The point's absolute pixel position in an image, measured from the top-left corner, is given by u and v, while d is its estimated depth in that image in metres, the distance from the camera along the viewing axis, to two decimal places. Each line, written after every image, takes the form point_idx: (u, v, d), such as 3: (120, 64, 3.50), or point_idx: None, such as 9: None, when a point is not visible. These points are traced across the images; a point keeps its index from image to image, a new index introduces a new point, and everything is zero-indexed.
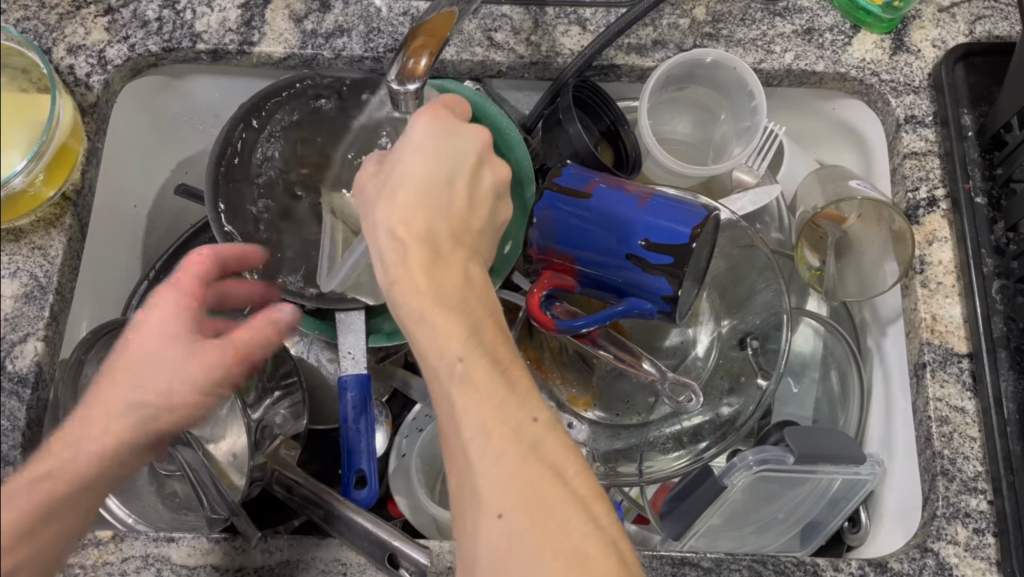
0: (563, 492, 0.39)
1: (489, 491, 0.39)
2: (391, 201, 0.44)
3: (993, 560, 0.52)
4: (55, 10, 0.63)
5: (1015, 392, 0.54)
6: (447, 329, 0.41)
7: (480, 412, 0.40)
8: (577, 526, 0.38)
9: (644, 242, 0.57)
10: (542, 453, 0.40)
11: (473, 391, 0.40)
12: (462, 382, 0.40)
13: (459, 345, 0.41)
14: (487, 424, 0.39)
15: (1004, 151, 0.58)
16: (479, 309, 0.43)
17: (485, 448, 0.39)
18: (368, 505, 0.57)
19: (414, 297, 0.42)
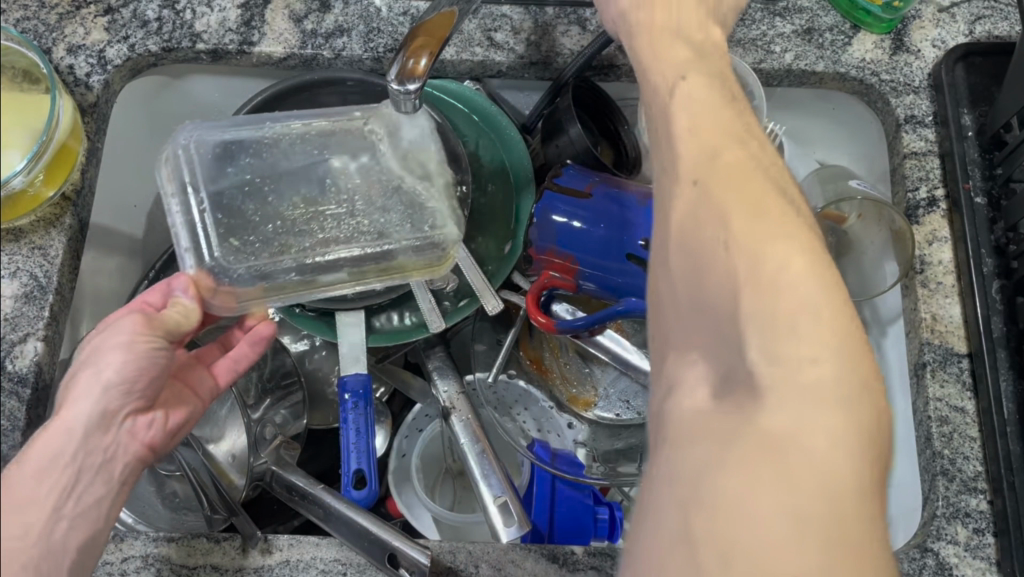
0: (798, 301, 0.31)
1: (715, 290, 0.33)
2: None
3: (993, 560, 0.52)
4: (55, 11, 0.63)
5: (1015, 392, 0.54)
6: (699, 130, 0.37)
7: (716, 220, 0.33)
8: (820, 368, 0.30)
9: (644, 243, 0.59)
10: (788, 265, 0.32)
11: (706, 199, 0.34)
12: (696, 192, 0.35)
13: (708, 150, 0.36)
14: (703, 225, 0.34)
15: (1004, 151, 0.58)
16: (716, 106, 0.38)
17: (709, 252, 0.33)
18: (367, 504, 0.56)
19: (665, 86, 0.40)
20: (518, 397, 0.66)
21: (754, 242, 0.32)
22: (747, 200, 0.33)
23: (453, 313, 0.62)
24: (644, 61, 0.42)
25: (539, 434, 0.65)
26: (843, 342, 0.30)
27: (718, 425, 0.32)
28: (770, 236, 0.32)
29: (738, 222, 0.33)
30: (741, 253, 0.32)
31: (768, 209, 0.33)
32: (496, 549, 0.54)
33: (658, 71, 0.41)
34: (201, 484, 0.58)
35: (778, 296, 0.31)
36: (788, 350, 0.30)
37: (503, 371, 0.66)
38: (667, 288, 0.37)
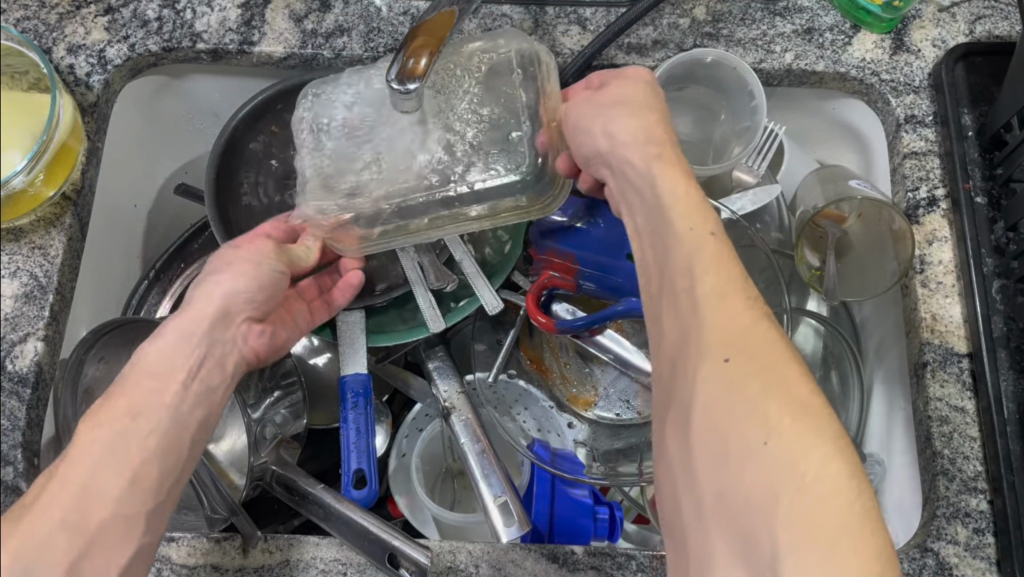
0: (777, 386, 0.37)
1: (745, 473, 0.36)
2: (614, 112, 0.48)
3: (993, 560, 0.52)
4: (55, 10, 0.63)
5: (1015, 392, 0.54)
6: (720, 295, 0.40)
7: (756, 415, 0.37)
8: (797, 434, 0.36)
9: None
10: (766, 365, 0.38)
11: (737, 403, 0.37)
12: (727, 392, 0.37)
13: (732, 314, 0.39)
14: (736, 428, 0.37)
15: (1004, 150, 0.58)
16: (727, 260, 0.41)
17: (743, 440, 0.37)
18: (368, 504, 0.57)
19: (684, 236, 0.42)
20: (518, 397, 0.66)
21: (781, 435, 0.36)
22: (772, 381, 0.38)
23: (453, 313, 0.62)
24: (662, 206, 0.43)
25: (539, 434, 0.65)
26: (839, 460, 0.36)
27: (738, 539, 0.36)
28: (800, 426, 0.36)
29: (771, 418, 0.37)
30: (773, 439, 0.36)
31: (793, 394, 0.37)
32: (496, 549, 0.54)
33: (677, 219, 0.42)
34: (201, 483, 0.57)
35: (799, 461, 0.36)
36: (813, 498, 0.35)
37: (503, 371, 0.66)
38: (681, 441, 0.39)
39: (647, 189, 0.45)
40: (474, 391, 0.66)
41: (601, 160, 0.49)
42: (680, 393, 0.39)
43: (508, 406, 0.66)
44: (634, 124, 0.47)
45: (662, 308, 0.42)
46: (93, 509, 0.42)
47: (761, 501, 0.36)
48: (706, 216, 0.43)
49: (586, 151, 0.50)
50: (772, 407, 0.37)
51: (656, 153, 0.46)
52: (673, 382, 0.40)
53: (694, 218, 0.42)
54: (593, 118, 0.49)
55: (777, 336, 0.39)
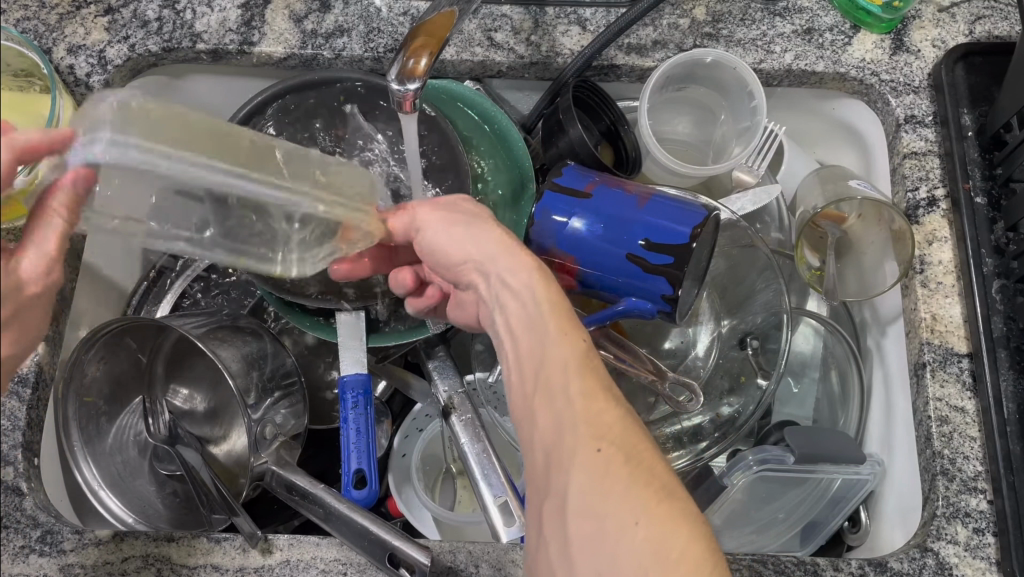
0: (639, 471, 0.40)
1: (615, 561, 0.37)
2: (482, 225, 0.49)
3: (993, 560, 0.52)
4: (55, 11, 0.63)
5: (1015, 392, 0.54)
6: (593, 392, 0.42)
7: (626, 503, 0.38)
8: (658, 511, 0.38)
9: (643, 242, 0.57)
10: (630, 455, 0.40)
11: (606, 492, 0.39)
12: (599, 480, 0.39)
13: (597, 407, 0.41)
14: (608, 517, 0.38)
15: (1004, 150, 0.58)
16: (589, 355, 0.43)
17: (616, 527, 0.38)
18: (368, 504, 0.58)
19: (553, 335, 0.43)
20: None
21: (649, 516, 0.38)
22: (640, 470, 0.40)
23: None
24: (537, 312, 0.45)
25: None
26: (700, 537, 0.38)
27: None
28: (664, 507, 0.38)
29: (639, 502, 0.38)
30: (643, 521, 0.38)
31: (654, 479, 0.40)
32: (496, 549, 0.55)
33: (544, 319, 0.44)
34: (203, 484, 0.57)
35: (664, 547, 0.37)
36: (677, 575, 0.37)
37: (504, 371, 0.65)
38: (558, 531, 0.40)
39: (524, 294, 0.46)
40: (474, 391, 0.66)
41: (473, 267, 0.49)
42: (555, 483, 0.40)
43: (508, 406, 0.66)
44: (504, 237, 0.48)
45: (536, 402, 0.43)
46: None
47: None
48: (570, 318, 0.45)
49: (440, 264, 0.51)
50: (642, 495, 0.39)
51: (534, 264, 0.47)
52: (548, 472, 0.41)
53: (561, 318, 0.44)
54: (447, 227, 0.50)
55: (636, 425, 0.42)
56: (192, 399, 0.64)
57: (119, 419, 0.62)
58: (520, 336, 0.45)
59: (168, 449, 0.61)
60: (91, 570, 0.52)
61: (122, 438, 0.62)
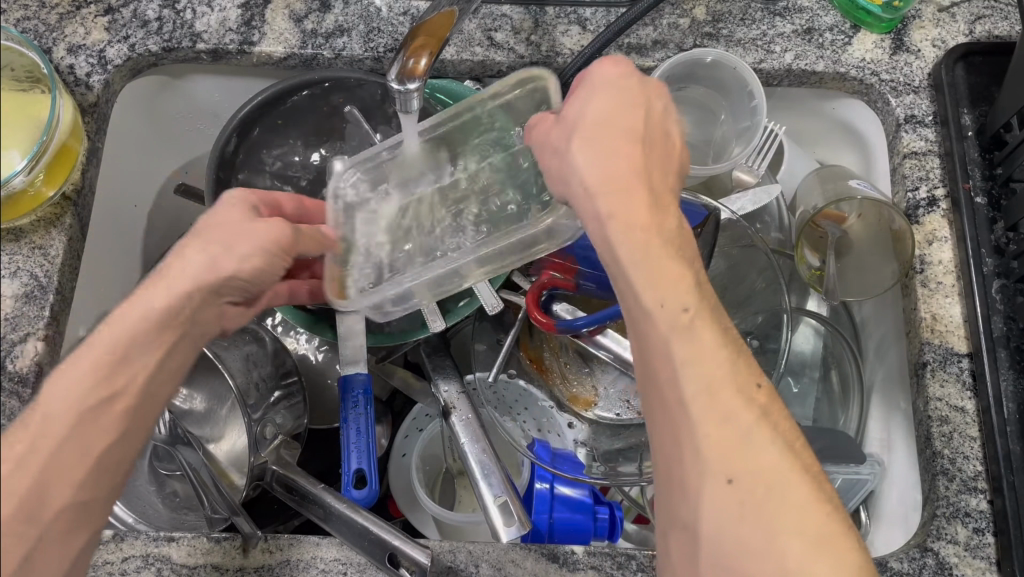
0: (770, 496, 0.35)
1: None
2: (578, 151, 0.42)
3: (993, 560, 0.52)
4: (55, 10, 0.63)
5: (1015, 392, 0.54)
6: (713, 398, 0.37)
7: (760, 536, 0.35)
8: (795, 548, 0.35)
9: None
10: (762, 479, 0.36)
11: (741, 525, 0.36)
12: (730, 511, 0.36)
13: (721, 410, 0.37)
14: (749, 553, 0.35)
15: (1004, 150, 0.58)
16: (708, 340, 0.38)
17: (757, 560, 0.35)
18: (368, 505, 0.57)
19: (661, 319, 0.38)
20: (518, 397, 0.66)
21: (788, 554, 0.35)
22: (773, 494, 0.36)
23: (453, 313, 0.62)
24: (637, 291, 0.39)
25: (539, 434, 0.65)
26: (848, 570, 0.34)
27: None
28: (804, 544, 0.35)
29: (775, 538, 0.35)
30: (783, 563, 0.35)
31: (791, 502, 0.35)
32: (496, 548, 0.54)
33: (650, 299, 0.39)
34: (201, 484, 0.59)
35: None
36: None
37: (503, 371, 0.66)
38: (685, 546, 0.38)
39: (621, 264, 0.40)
40: (474, 391, 0.66)
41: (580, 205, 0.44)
42: (680, 498, 0.38)
43: (509, 406, 0.67)
44: (602, 170, 0.41)
45: (654, 393, 0.40)
46: (56, 488, 0.40)
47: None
48: (679, 283, 0.39)
49: (563, 190, 0.46)
50: (777, 530, 0.35)
51: (629, 220, 0.40)
52: (672, 479, 0.39)
53: (672, 293, 0.38)
54: (564, 157, 0.44)
55: (768, 426, 0.37)
56: (191, 399, 0.64)
57: None
58: (629, 310, 0.41)
59: (168, 449, 0.61)
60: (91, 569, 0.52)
61: None
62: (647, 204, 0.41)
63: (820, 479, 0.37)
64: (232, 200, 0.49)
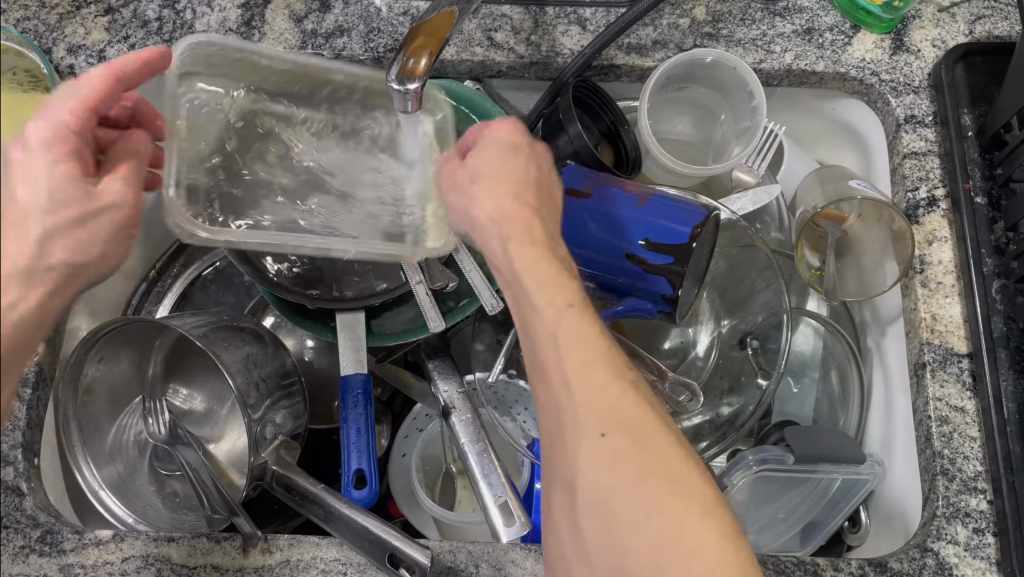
0: (644, 459, 0.39)
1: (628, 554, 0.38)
2: (476, 191, 0.48)
3: (993, 560, 0.52)
4: (55, 11, 0.63)
5: (1015, 392, 0.54)
6: (591, 374, 0.41)
7: (636, 496, 0.39)
8: (670, 506, 0.38)
9: (644, 242, 0.57)
10: (639, 443, 0.40)
11: (618, 491, 0.39)
12: (606, 473, 0.39)
13: (598, 386, 0.41)
14: (617, 509, 0.39)
15: (1004, 151, 0.58)
16: (587, 332, 0.42)
17: (623, 513, 0.39)
18: (368, 504, 0.58)
19: (547, 313, 0.43)
20: (518, 397, 0.64)
21: (662, 510, 0.38)
22: (646, 456, 0.39)
23: (453, 312, 0.62)
24: (526, 287, 0.44)
25: (539, 433, 0.65)
26: (716, 528, 0.38)
27: None
28: (673, 499, 0.38)
29: (648, 498, 0.38)
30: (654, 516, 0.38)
31: (663, 465, 0.39)
32: (496, 549, 0.54)
33: (539, 300, 0.43)
34: (201, 483, 0.58)
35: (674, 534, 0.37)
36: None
37: (503, 371, 0.63)
38: (571, 522, 0.41)
39: (510, 269, 0.45)
40: (474, 391, 0.66)
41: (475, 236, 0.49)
42: (565, 472, 0.41)
43: (508, 405, 0.66)
44: (497, 203, 0.47)
45: (541, 380, 0.43)
46: None
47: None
48: (562, 286, 0.44)
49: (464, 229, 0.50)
50: (649, 489, 0.39)
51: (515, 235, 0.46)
52: (558, 459, 0.42)
53: (555, 292, 0.43)
54: (463, 194, 0.49)
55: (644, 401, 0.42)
56: (191, 399, 0.65)
57: (119, 418, 0.63)
58: (520, 314, 0.45)
59: (168, 450, 0.61)
60: (91, 569, 0.52)
61: (122, 438, 0.62)
62: (533, 228, 0.46)
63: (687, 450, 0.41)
64: (45, 136, 0.40)
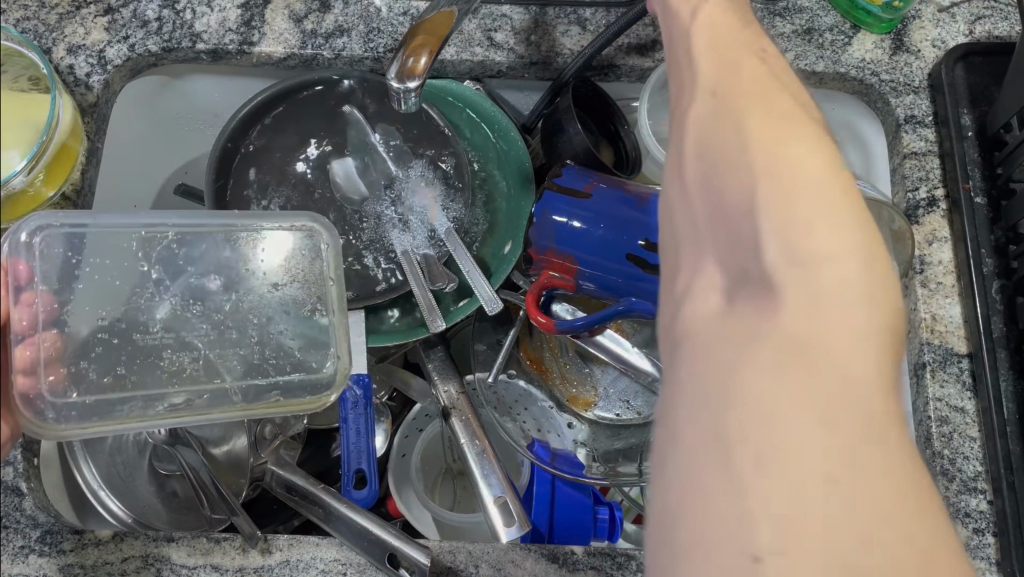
0: (775, 133, 0.31)
1: (726, 188, 0.32)
2: None
3: (992, 560, 0.52)
4: (55, 10, 0.63)
5: (1014, 392, 0.54)
6: (727, 56, 0.35)
7: (754, 142, 0.31)
8: (806, 201, 0.29)
9: (644, 242, 0.57)
10: (784, 125, 0.31)
11: (728, 158, 0.32)
12: (720, 111, 0.33)
13: (728, 63, 0.35)
14: (734, 114, 0.33)
15: (1004, 151, 0.58)
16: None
17: (743, 178, 0.31)
18: (368, 505, 0.58)
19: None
20: (518, 397, 0.66)
21: (790, 189, 0.29)
22: (792, 139, 0.31)
23: (453, 313, 0.61)
24: None
25: (539, 434, 0.65)
26: (876, 284, 0.28)
27: (731, 280, 0.31)
28: (823, 183, 0.29)
29: (770, 160, 0.30)
30: (781, 167, 0.30)
31: (816, 156, 0.30)
32: (496, 549, 0.54)
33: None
34: (202, 483, 0.58)
35: (774, 149, 0.31)
36: (824, 259, 0.28)
37: (503, 371, 0.66)
38: (678, 167, 0.35)
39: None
40: (474, 391, 0.66)
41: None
42: (683, 103, 0.36)
43: (509, 406, 0.66)
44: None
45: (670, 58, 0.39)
46: None
47: (744, 198, 0.31)
48: None
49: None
50: (787, 154, 0.30)
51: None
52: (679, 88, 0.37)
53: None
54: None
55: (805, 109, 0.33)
56: None
57: None
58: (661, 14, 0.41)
59: (168, 450, 0.61)
60: (91, 569, 0.52)
61: (121, 437, 0.62)
62: None
63: (813, 109, 0.33)
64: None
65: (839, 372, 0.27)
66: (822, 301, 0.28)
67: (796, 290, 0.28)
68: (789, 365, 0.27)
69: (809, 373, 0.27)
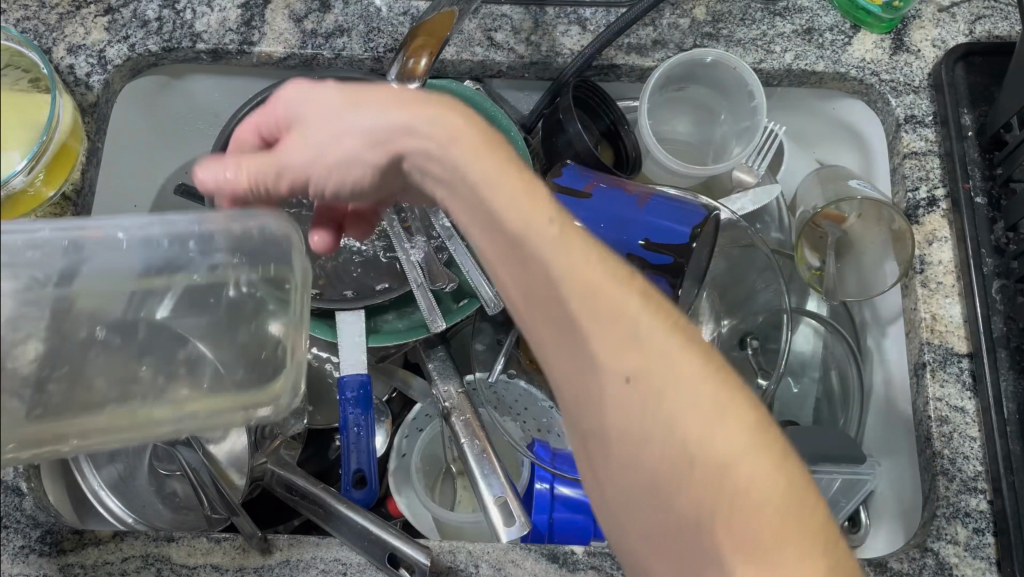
0: (651, 347, 0.36)
1: (614, 453, 0.37)
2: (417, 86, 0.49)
3: (993, 560, 0.52)
4: (55, 11, 0.63)
5: (1015, 392, 0.54)
6: (608, 337, 0.36)
7: (631, 339, 0.36)
8: (688, 389, 0.35)
9: (644, 243, 0.58)
10: (655, 337, 0.36)
11: (641, 428, 0.36)
12: (625, 396, 0.36)
13: (621, 353, 0.36)
14: (602, 309, 0.36)
15: (1004, 151, 0.58)
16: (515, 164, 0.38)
17: (649, 511, 0.36)
18: (368, 504, 0.59)
19: (544, 225, 0.37)
20: (519, 397, 0.65)
21: (672, 392, 0.35)
22: (622, 329, 0.36)
23: (454, 313, 0.61)
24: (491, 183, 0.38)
25: (539, 433, 0.65)
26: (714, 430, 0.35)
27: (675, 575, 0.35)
28: (694, 382, 0.35)
29: (657, 365, 0.36)
30: (657, 370, 0.35)
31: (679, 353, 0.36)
32: (497, 549, 0.54)
33: (461, 155, 0.38)
34: (201, 484, 0.58)
35: (667, 373, 0.35)
36: (707, 433, 0.35)
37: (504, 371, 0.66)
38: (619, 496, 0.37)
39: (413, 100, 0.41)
40: (474, 391, 0.66)
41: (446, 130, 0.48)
42: (589, 424, 0.38)
43: (508, 406, 0.66)
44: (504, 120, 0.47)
45: (563, 348, 0.38)
46: None
47: (664, 517, 0.36)
48: (520, 194, 0.37)
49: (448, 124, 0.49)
50: (653, 353, 0.36)
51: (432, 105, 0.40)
52: (579, 390, 0.38)
53: (511, 174, 0.37)
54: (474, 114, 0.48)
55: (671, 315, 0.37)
56: None
57: None
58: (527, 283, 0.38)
59: (168, 450, 0.61)
60: (91, 569, 0.52)
61: None
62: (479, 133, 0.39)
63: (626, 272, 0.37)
64: None
65: (742, 500, 0.34)
66: (756, 488, 0.34)
67: (703, 482, 0.34)
68: (703, 499, 0.34)
69: (721, 492, 0.34)
